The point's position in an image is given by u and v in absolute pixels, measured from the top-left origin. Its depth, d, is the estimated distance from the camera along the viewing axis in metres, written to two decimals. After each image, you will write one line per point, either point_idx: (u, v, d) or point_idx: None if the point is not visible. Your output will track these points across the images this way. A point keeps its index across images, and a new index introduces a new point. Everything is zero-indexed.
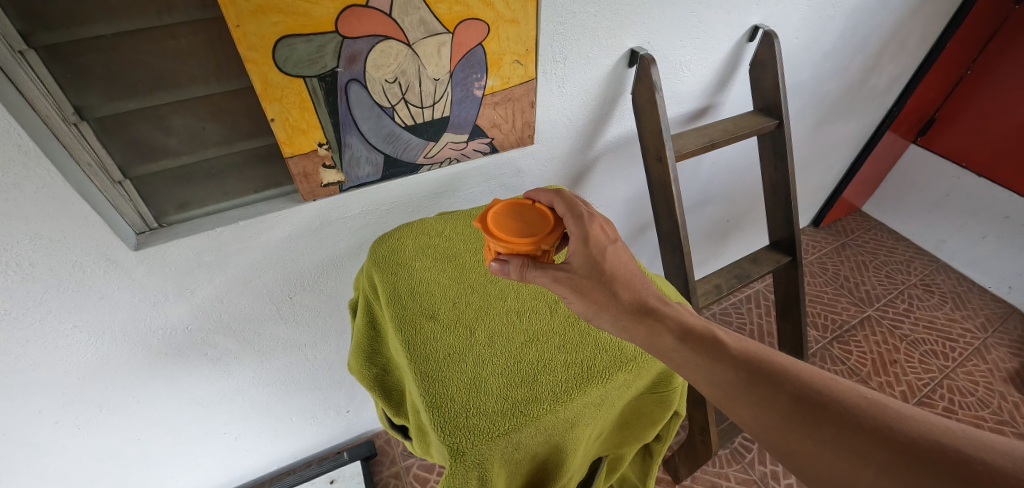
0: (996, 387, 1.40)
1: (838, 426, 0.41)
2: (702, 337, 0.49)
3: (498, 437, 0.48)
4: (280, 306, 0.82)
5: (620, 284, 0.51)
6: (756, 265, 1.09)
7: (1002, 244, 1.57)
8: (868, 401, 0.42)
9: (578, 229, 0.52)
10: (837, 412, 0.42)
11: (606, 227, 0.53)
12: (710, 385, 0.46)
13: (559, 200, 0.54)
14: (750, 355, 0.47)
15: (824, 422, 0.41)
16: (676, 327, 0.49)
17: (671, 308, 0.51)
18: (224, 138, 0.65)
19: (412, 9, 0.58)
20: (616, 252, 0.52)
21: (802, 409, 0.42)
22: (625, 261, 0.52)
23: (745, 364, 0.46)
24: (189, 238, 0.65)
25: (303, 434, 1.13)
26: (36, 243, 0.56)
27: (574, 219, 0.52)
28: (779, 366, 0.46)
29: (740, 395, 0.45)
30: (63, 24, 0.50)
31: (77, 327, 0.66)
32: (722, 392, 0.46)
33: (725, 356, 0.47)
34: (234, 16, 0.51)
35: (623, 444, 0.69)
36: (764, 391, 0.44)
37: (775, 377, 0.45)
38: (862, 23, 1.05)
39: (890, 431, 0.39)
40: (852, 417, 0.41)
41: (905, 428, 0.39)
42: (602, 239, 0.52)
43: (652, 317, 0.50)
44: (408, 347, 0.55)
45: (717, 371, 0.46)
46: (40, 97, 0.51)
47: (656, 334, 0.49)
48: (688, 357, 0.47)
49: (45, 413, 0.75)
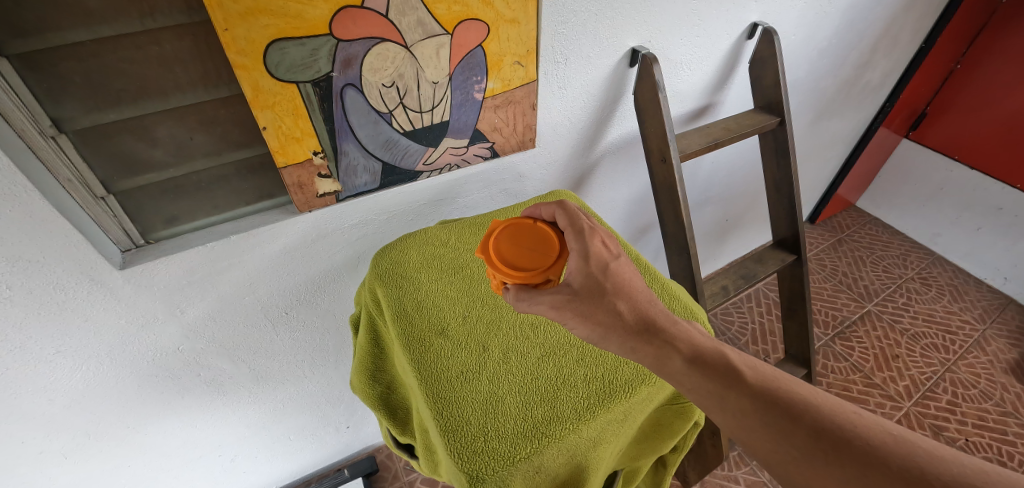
0: (998, 379, 1.41)
1: (862, 465, 0.38)
2: (717, 363, 0.45)
3: (520, 461, 0.45)
4: (277, 323, 0.79)
5: (625, 302, 0.48)
6: (761, 264, 1.07)
7: (996, 235, 1.58)
8: (895, 438, 0.39)
9: (579, 245, 0.50)
10: (859, 450, 0.39)
11: (608, 241, 0.51)
12: (725, 413, 0.44)
13: (562, 213, 0.53)
14: (766, 384, 0.44)
15: (846, 461, 0.39)
16: (686, 349, 0.46)
17: (681, 328, 0.47)
18: (214, 148, 0.62)
19: (409, 10, 0.55)
20: (619, 268, 0.49)
21: (822, 446, 0.40)
22: (630, 276, 0.49)
23: (763, 394, 0.43)
24: (178, 254, 0.62)
25: (302, 453, 1.10)
26: (13, 265, 0.52)
27: (576, 234, 0.50)
28: (799, 396, 0.43)
29: (757, 426, 0.42)
30: (36, 29, 0.46)
31: (61, 353, 0.63)
32: (737, 422, 0.43)
33: (740, 384, 0.44)
34: (222, 19, 0.48)
35: (640, 456, 0.67)
36: (782, 424, 0.41)
37: (795, 408, 0.42)
38: (857, 18, 1.04)
39: (918, 472, 0.37)
40: (878, 457, 0.38)
41: (936, 470, 0.37)
42: (603, 254, 0.49)
43: (661, 338, 0.47)
44: (418, 366, 0.52)
45: (732, 400, 0.43)
46: (15, 110, 0.48)
47: (665, 357, 0.46)
48: (699, 383, 0.45)
49: (29, 444, 0.70)
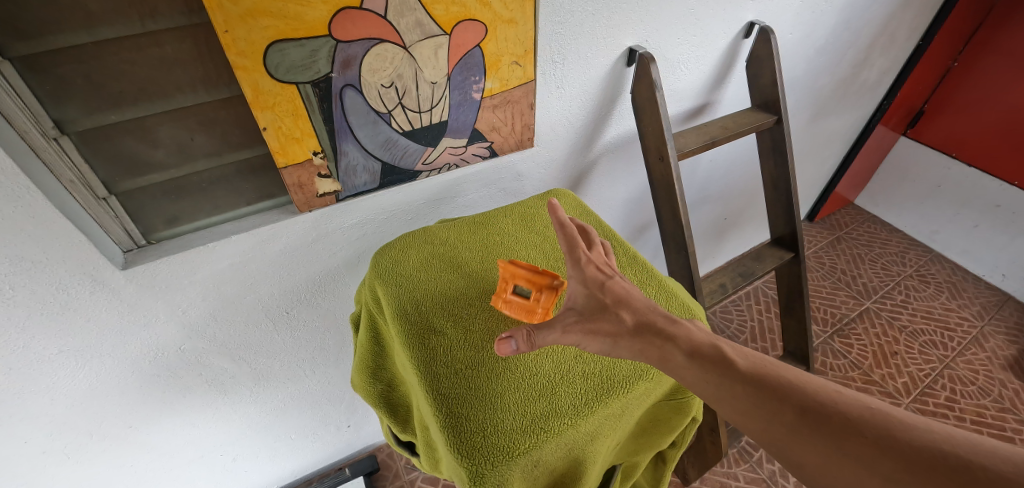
0: (996, 375, 1.41)
1: (841, 436, 0.40)
2: (711, 355, 0.46)
3: (518, 455, 0.46)
4: (278, 322, 0.79)
5: (628, 312, 0.49)
6: (759, 263, 1.08)
7: (994, 232, 1.59)
8: (871, 410, 0.41)
9: (576, 273, 0.51)
10: (839, 422, 0.40)
11: (601, 263, 0.53)
12: (715, 398, 0.45)
13: (562, 237, 0.53)
14: (753, 367, 0.45)
15: (827, 433, 0.40)
16: (685, 345, 0.47)
17: (680, 328, 0.48)
18: (215, 149, 0.62)
19: (407, 11, 0.56)
20: (616, 285, 0.51)
21: (806, 421, 0.41)
22: (627, 290, 0.51)
23: (750, 376, 0.44)
24: (179, 254, 0.62)
25: (304, 452, 1.10)
26: (15, 265, 0.52)
27: (573, 263, 0.51)
28: (784, 377, 0.44)
29: (745, 407, 0.43)
30: (37, 31, 0.47)
31: (63, 353, 0.63)
32: (728, 405, 0.44)
33: (729, 369, 0.45)
34: (222, 21, 0.48)
35: (639, 452, 0.68)
36: (767, 402, 0.43)
37: (780, 388, 0.43)
38: (854, 17, 1.05)
39: (892, 438, 0.38)
40: (856, 427, 0.40)
41: (909, 437, 0.38)
42: (599, 275, 0.51)
43: (662, 337, 0.48)
44: (417, 363, 0.53)
45: (721, 384, 0.44)
46: (17, 111, 0.48)
47: (667, 355, 0.47)
48: (693, 372, 0.45)
49: (32, 443, 0.71)
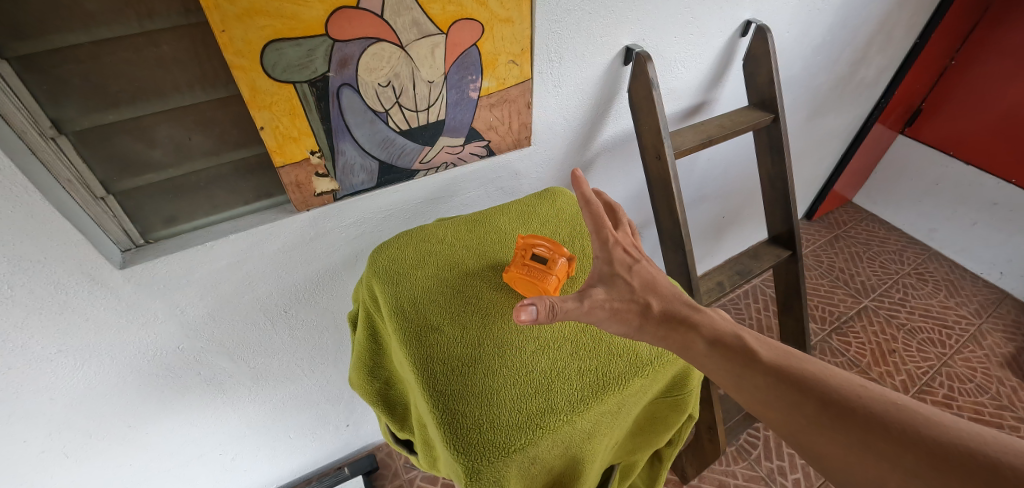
0: (995, 372, 1.41)
1: (864, 430, 0.42)
2: (735, 346, 0.50)
3: (515, 451, 0.47)
4: (276, 321, 0.79)
5: (656, 299, 0.54)
6: (756, 260, 1.08)
7: (991, 230, 1.59)
8: (897, 407, 0.43)
9: (604, 254, 0.55)
10: (863, 417, 0.43)
11: (629, 248, 0.56)
12: (742, 390, 0.48)
13: (589, 215, 0.56)
14: (780, 362, 0.48)
15: (851, 426, 0.43)
16: (708, 334, 0.51)
17: (704, 315, 0.53)
18: (212, 148, 0.62)
19: (404, 10, 0.56)
20: (642, 270, 0.55)
21: (830, 414, 0.44)
22: (653, 275, 0.55)
23: (776, 370, 0.48)
24: (177, 254, 0.62)
25: (303, 451, 1.11)
26: (14, 264, 0.53)
27: (601, 243, 0.55)
28: (810, 374, 0.47)
29: (769, 398, 0.47)
30: (35, 32, 0.47)
31: (61, 352, 0.63)
32: (752, 396, 0.48)
33: (757, 363, 0.49)
34: (219, 21, 0.48)
35: (637, 450, 0.68)
36: (792, 395, 0.46)
37: (806, 383, 0.46)
38: (851, 15, 1.05)
39: (917, 434, 0.40)
40: (880, 421, 0.42)
41: (934, 433, 0.40)
42: (626, 258, 0.55)
43: (686, 325, 0.52)
44: (414, 360, 0.53)
45: (748, 376, 0.48)
46: (16, 112, 0.48)
47: (689, 342, 0.51)
48: (719, 364, 0.50)
49: (31, 442, 0.71)
